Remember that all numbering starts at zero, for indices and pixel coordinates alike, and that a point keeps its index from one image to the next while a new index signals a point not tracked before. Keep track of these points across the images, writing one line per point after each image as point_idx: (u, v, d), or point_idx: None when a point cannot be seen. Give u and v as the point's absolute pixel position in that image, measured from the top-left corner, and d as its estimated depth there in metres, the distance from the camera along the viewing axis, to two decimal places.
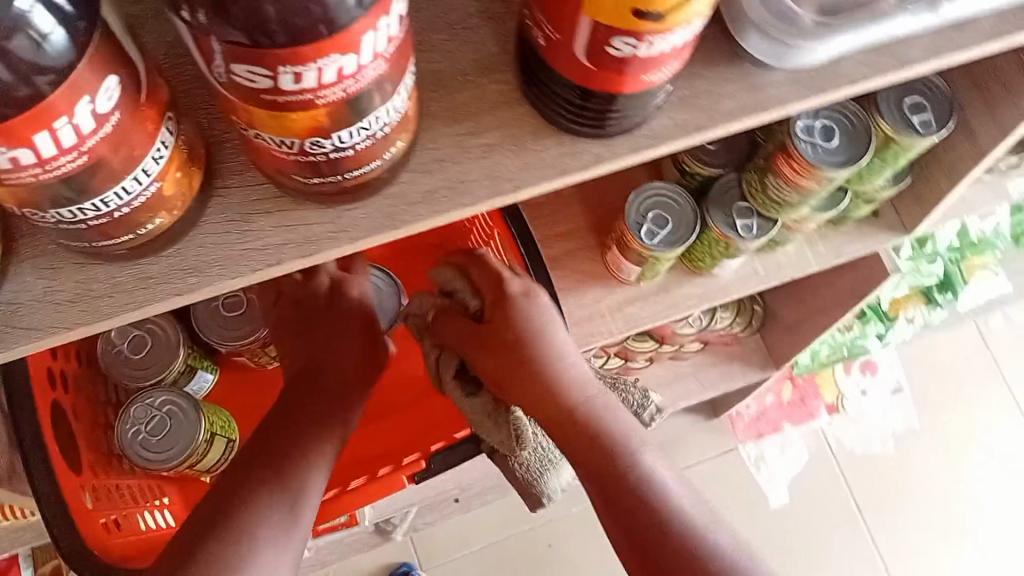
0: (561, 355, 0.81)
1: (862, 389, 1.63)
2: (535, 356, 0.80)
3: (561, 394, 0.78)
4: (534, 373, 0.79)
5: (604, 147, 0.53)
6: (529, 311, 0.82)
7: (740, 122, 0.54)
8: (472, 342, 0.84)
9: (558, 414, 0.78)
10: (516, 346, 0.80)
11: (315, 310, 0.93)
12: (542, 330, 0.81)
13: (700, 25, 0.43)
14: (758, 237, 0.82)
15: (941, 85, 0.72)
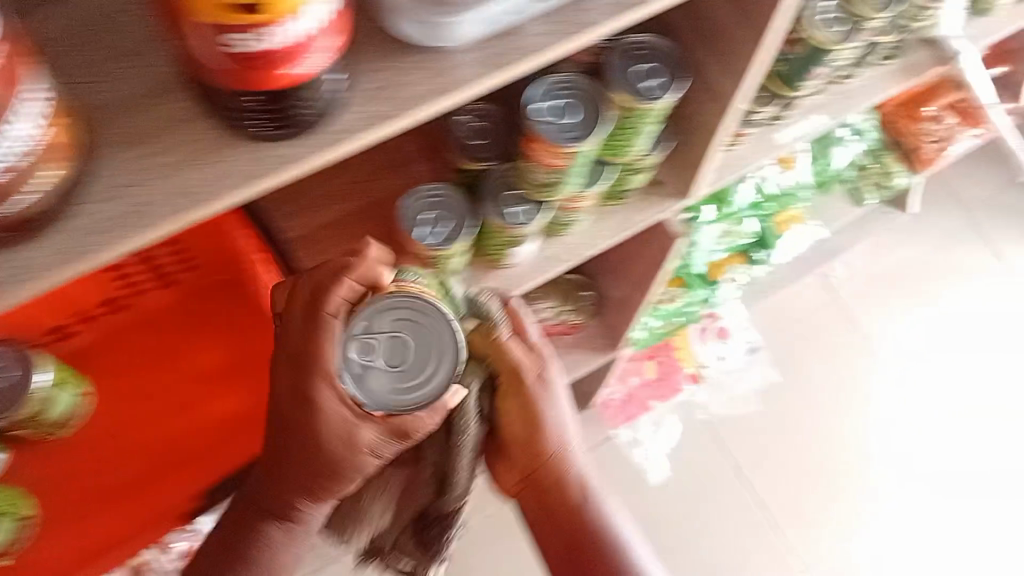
0: (570, 432, 0.78)
1: (719, 355, 1.67)
2: (553, 438, 0.76)
3: (565, 470, 0.78)
4: (547, 456, 0.77)
5: (294, 148, 0.52)
6: (552, 394, 0.76)
7: (431, 106, 0.54)
8: (497, 415, 0.75)
9: (558, 490, 0.78)
10: (535, 429, 0.75)
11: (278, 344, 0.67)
12: (556, 416, 0.76)
13: (324, 12, 0.44)
14: (533, 221, 0.85)
15: (658, 48, 0.78)
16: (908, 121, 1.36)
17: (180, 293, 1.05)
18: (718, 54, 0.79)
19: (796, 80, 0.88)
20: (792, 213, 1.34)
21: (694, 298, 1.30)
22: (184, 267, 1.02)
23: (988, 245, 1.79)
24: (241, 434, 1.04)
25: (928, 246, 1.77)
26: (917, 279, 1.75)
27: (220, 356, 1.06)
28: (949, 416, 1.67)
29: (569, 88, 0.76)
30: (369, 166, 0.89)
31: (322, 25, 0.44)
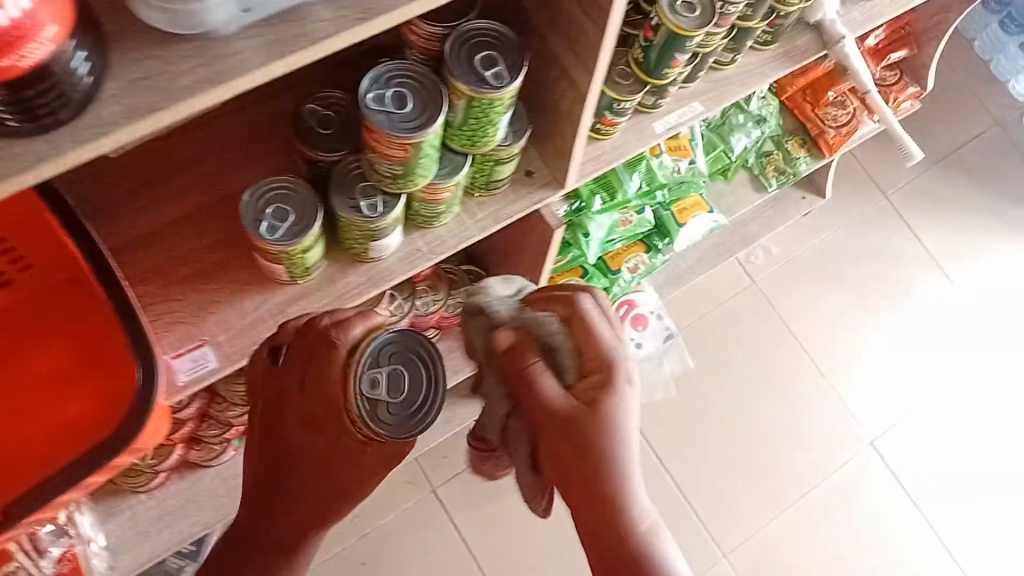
0: (633, 467, 0.60)
1: (638, 342, 1.50)
2: (612, 469, 0.59)
3: (619, 516, 0.59)
4: (607, 493, 0.59)
5: (45, 146, 0.48)
6: (616, 416, 0.60)
7: (201, 98, 0.51)
8: (545, 438, 0.62)
9: (607, 541, 0.59)
10: (582, 458, 0.60)
11: (281, 385, 0.69)
12: (614, 442, 0.60)
13: None
14: (387, 214, 0.81)
15: (499, 34, 0.75)
16: (812, 106, 1.36)
17: (20, 294, 0.81)
18: (568, 39, 0.76)
19: (662, 68, 0.87)
20: (692, 199, 1.33)
21: (594, 289, 1.29)
22: (18, 262, 0.79)
23: (911, 229, 1.72)
24: (64, 457, 0.78)
25: (853, 228, 1.70)
26: (842, 263, 1.68)
27: (58, 369, 0.80)
28: (894, 408, 1.59)
29: (405, 77, 0.73)
30: (218, 158, 0.85)
31: (26, 3, 0.41)
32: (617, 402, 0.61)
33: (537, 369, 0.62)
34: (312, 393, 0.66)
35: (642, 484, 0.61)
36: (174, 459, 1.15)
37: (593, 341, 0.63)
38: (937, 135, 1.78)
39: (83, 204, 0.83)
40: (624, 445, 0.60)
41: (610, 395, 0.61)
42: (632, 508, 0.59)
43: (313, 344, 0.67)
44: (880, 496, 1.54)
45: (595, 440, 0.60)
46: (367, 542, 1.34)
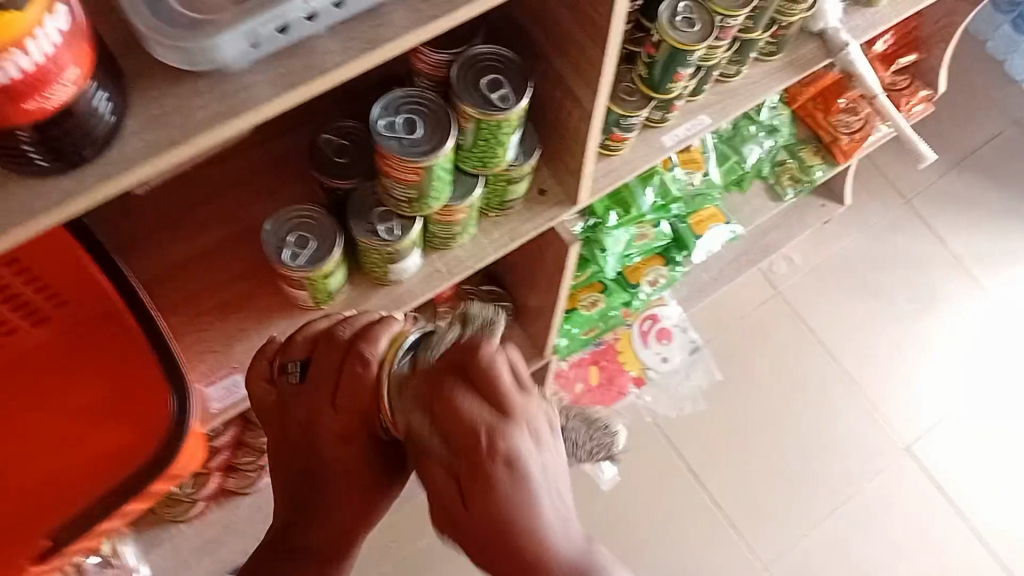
0: (538, 491, 0.49)
1: (662, 356, 1.55)
2: (514, 525, 0.48)
3: (547, 566, 0.47)
4: (507, 543, 0.48)
5: (74, 182, 0.51)
6: (517, 467, 0.49)
7: (217, 130, 0.54)
8: (445, 504, 0.51)
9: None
10: (485, 518, 0.49)
11: (313, 399, 0.65)
12: (518, 486, 0.49)
13: (60, 36, 0.44)
14: (404, 236, 0.84)
15: (506, 59, 0.77)
16: (823, 114, 1.37)
17: (54, 330, 0.84)
18: (570, 59, 0.78)
19: (666, 83, 0.89)
20: (709, 211, 1.35)
21: (615, 304, 1.31)
22: (51, 298, 0.82)
23: (935, 231, 1.71)
24: (105, 485, 0.81)
25: (875, 233, 1.70)
26: (866, 269, 1.67)
27: (97, 398, 0.84)
28: (929, 413, 1.58)
29: (415, 105, 0.76)
30: (242, 190, 0.89)
31: (55, 47, 0.44)
32: (516, 440, 0.50)
33: (438, 428, 0.51)
34: (344, 407, 0.62)
35: (562, 519, 0.50)
36: (211, 488, 1.18)
37: (493, 386, 0.51)
38: (955, 137, 1.77)
39: (116, 241, 0.86)
40: (533, 486, 0.49)
41: (496, 445, 0.49)
42: (546, 536, 0.48)
43: (344, 355, 0.64)
44: (922, 505, 1.52)
45: (487, 494, 0.49)
46: (404, 564, 1.36)
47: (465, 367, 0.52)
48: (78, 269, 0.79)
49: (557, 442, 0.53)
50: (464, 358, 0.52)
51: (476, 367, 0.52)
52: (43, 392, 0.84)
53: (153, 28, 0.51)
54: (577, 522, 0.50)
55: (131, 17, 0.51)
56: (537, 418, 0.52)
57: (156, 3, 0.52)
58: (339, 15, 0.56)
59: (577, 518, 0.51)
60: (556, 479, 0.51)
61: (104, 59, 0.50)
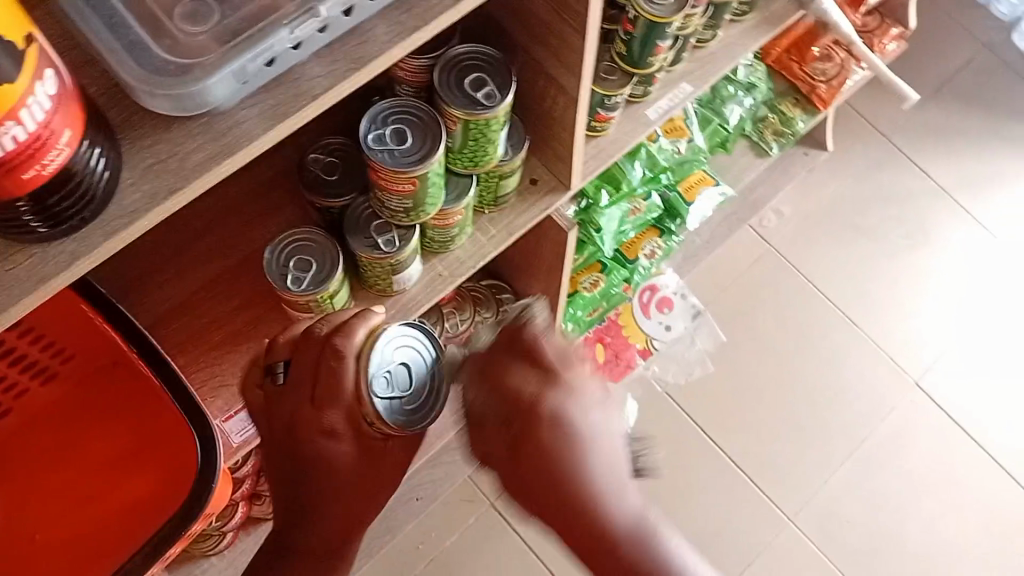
0: (591, 449, 0.60)
1: (665, 325, 1.54)
2: (568, 484, 0.59)
3: (595, 516, 0.59)
4: (562, 495, 0.59)
5: (78, 244, 0.50)
6: (567, 431, 0.59)
7: (214, 172, 0.53)
8: (506, 463, 0.61)
9: (582, 532, 0.59)
10: (544, 473, 0.59)
11: (293, 399, 0.69)
12: (569, 454, 0.59)
13: (49, 100, 0.43)
14: (404, 246, 0.83)
15: (486, 57, 0.76)
16: (799, 65, 1.37)
17: (64, 385, 0.83)
18: (550, 47, 0.77)
19: (646, 57, 0.88)
20: (697, 176, 1.34)
21: (615, 281, 1.30)
22: (58, 354, 0.82)
23: (918, 165, 1.71)
24: (141, 533, 0.80)
25: (860, 175, 1.70)
26: (855, 211, 1.68)
27: (116, 447, 0.82)
28: (934, 345, 1.59)
29: (400, 114, 0.75)
30: (233, 220, 0.87)
31: (46, 111, 0.43)
32: (563, 412, 0.60)
33: (493, 395, 0.60)
34: (326, 406, 0.68)
35: (608, 463, 0.60)
36: (238, 517, 1.17)
37: (545, 360, 0.61)
38: (927, 69, 1.77)
39: (114, 287, 0.85)
40: (587, 453, 0.59)
41: (550, 412, 0.59)
42: (594, 488, 0.59)
43: (320, 353, 0.68)
44: (938, 437, 1.53)
45: (542, 461, 0.59)
46: (438, 564, 1.36)
47: (514, 344, 0.62)
48: (80, 322, 0.79)
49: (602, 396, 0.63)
50: (528, 338, 0.62)
51: (534, 345, 0.61)
52: (59, 448, 0.82)
53: (142, 78, 0.49)
54: (627, 493, 0.60)
55: (117, 70, 0.50)
56: (584, 385, 0.62)
57: (139, 53, 0.50)
58: (324, 39, 0.55)
59: (627, 484, 0.61)
60: (606, 443, 0.61)
61: (94, 116, 0.49)
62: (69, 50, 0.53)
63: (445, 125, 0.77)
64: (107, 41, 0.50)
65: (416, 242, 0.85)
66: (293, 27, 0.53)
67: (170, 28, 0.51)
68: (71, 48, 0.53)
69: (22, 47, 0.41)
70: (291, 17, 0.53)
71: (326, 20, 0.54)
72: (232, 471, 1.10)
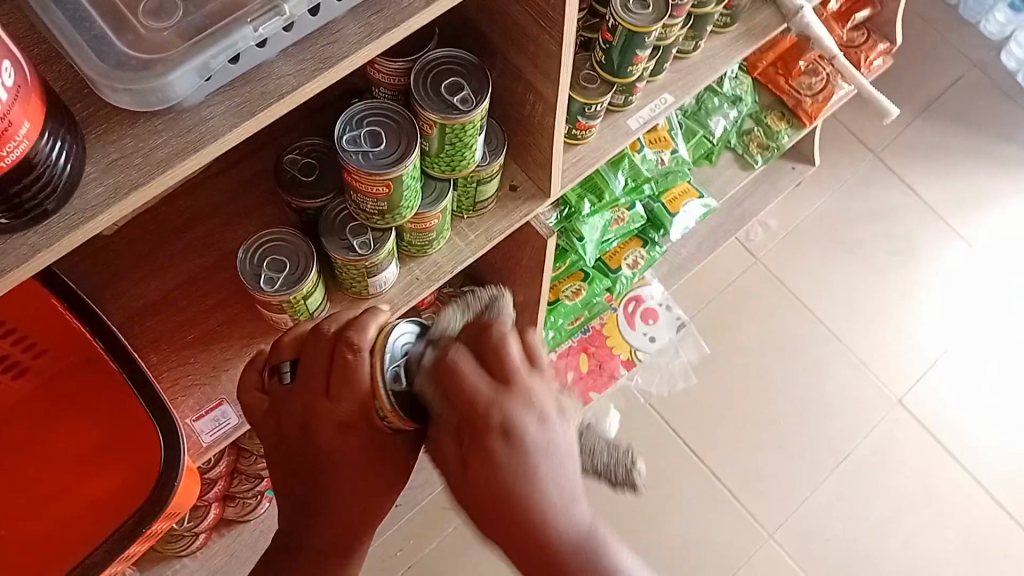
0: (557, 483, 0.49)
1: (650, 336, 1.54)
2: (518, 493, 0.48)
3: (545, 540, 0.48)
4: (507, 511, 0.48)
5: (38, 236, 0.50)
6: (519, 444, 0.49)
7: (178, 168, 0.53)
8: (445, 471, 0.51)
9: (533, 557, 0.48)
10: (492, 485, 0.48)
11: (304, 394, 0.63)
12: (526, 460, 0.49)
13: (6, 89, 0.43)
14: (380, 249, 0.83)
15: (463, 61, 0.77)
16: (784, 78, 1.37)
17: (36, 381, 0.83)
18: (527, 53, 0.78)
19: (626, 67, 0.88)
20: (681, 187, 1.35)
21: (597, 291, 1.30)
22: (29, 348, 0.81)
23: (905, 182, 1.72)
24: (102, 531, 0.79)
25: (847, 191, 1.70)
26: (842, 227, 1.68)
27: (84, 444, 0.82)
28: (918, 362, 1.59)
29: (376, 117, 0.75)
30: (210, 219, 0.87)
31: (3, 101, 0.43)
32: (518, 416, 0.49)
33: (440, 397, 0.51)
34: (325, 405, 0.61)
35: (568, 495, 0.49)
36: (211, 518, 1.16)
37: (502, 359, 0.51)
38: (916, 86, 1.78)
39: (89, 283, 0.85)
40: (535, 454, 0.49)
41: (498, 424, 0.49)
42: (560, 523, 0.48)
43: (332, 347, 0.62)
44: (920, 453, 1.53)
45: (490, 470, 0.48)
46: (415, 571, 1.35)
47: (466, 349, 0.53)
48: (51, 317, 0.78)
49: (568, 420, 0.51)
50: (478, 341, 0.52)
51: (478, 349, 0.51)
52: (28, 444, 0.82)
53: (103, 73, 0.50)
54: (579, 502, 0.50)
55: (80, 64, 0.50)
56: (541, 394, 0.51)
57: (101, 48, 0.50)
58: (290, 38, 0.55)
59: (579, 496, 0.50)
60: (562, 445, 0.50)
61: (55, 109, 0.49)
62: (36, 45, 0.53)
63: (421, 129, 0.77)
64: (70, 35, 0.50)
65: (392, 245, 0.85)
66: (258, 24, 0.53)
67: (133, 24, 0.51)
68: (38, 43, 0.53)
69: None
70: (255, 14, 0.53)
71: (292, 19, 0.54)
72: (204, 473, 1.10)
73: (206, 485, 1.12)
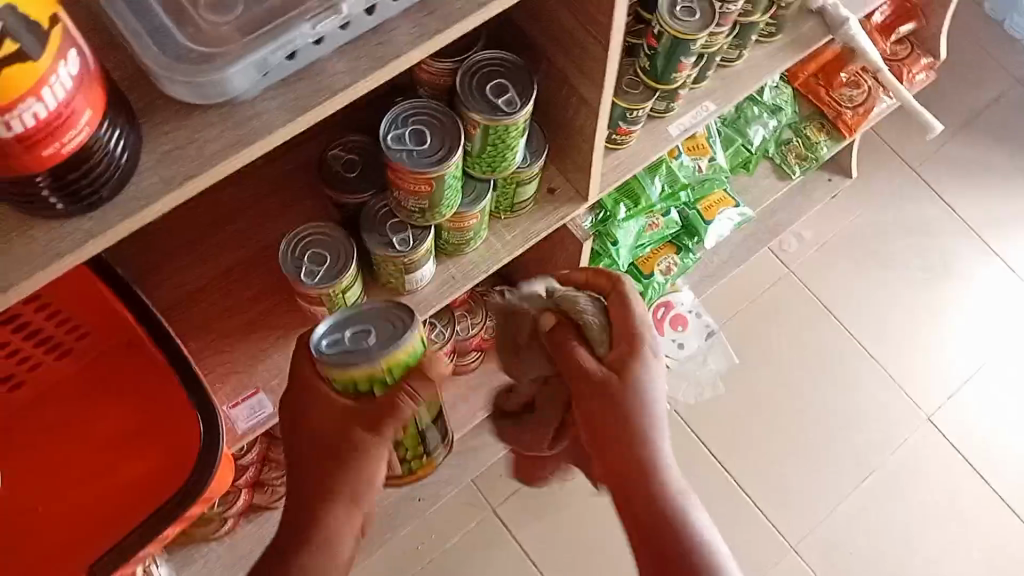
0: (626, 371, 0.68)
1: (678, 343, 1.54)
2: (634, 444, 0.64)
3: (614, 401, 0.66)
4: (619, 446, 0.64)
5: (95, 222, 0.52)
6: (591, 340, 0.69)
7: (230, 161, 0.54)
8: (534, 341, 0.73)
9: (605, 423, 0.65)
10: (608, 429, 0.65)
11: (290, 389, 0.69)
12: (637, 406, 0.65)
13: (70, 80, 0.45)
14: (418, 246, 0.84)
15: (510, 64, 0.77)
16: (825, 90, 1.37)
17: (78, 362, 0.85)
18: (572, 56, 0.78)
19: (669, 73, 0.89)
20: (718, 195, 1.33)
21: None
22: (73, 331, 0.83)
23: (943, 198, 1.70)
24: (142, 511, 0.81)
25: (884, 204, 1.69)
26: (877, 240, 1.67)
27: (121, 426, 0.84)
28: (950, 379, 1.58)
29: (421, 116, 0.76)
30: (254, 210, 0.89)
31: (67, 91, 0.45)
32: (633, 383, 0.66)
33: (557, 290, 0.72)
34: (384, 420, 0.65)
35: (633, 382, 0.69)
36: (240, 504, 1.18)
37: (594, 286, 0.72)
38: (958, 102, 1.76)
39: (132, 269, 0.87)
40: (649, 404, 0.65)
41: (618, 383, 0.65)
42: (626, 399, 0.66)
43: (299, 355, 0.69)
44: (948, 472, 1.52)
45: (610, 411, 0.65)
46: (436, 566, 1.36)
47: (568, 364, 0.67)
48: (96, 300, 0.80)
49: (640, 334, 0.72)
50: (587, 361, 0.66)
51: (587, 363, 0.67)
52: (69, 424, 0.84)
53: (163, 65, 0.51)
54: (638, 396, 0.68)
55: (140, 54, 0.51)
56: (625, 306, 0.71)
57: (163, 40, 0.52)
58: (345, 36, 0.56)
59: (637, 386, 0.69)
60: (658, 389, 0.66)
61: (116, 99, 0.51)
62: (97, 34, 0.54)
63: (465, 129, 0.77)
64: (132, 25, 0.51)
65: (430, 243, 0.86)
66: (315, 22, 0.54)
67: (194, 18, 0.53)
68: (99, 33, 0.54)
69: (47, 28, 0.42)
70: (312, 13, 0.54)
71: (348, 18, 0.55)
72: (236, 459, 1.12)
73: (237, 471, 1.14)
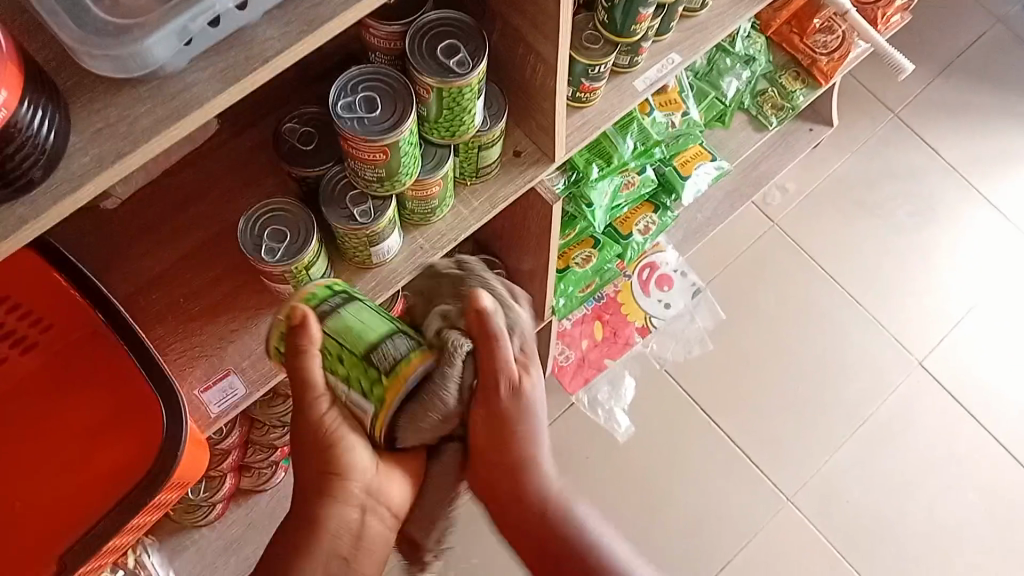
0: None
1: (665, 303, 1.52)
2: None
3: None
4: None
5: (26, 208, 0.50)
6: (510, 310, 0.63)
7: (163, 137, 0.52)
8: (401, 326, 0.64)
9: None
10: None
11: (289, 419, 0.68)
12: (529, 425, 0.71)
13: None
14: (380, 217, 0.82)
15: (463, 20, 0.75)
16: (799, 37, 1.34)
17: (45, 356, 0.84)
18: (524, 12, 0.76)
19: (629, 26, 0.86)
20: (693, 150, 1.33)
21: (609, 257, 1.29)
22: (37, 323, 0.83)
23: (928, 143, 1.67)
24: (111, 500, 0.81)
25: (866, 153, 1.66)
26: (861, 189, 1.65)
27: (94, 416, 0.83)
28: (940, 326, 1.56)
29: (372, 82, 0.74)
30: (215, 190, 0.87)
31: None
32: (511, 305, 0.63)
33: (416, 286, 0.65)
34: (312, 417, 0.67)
35: None
36: (225, 490, 1.17)
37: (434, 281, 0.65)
38: (938, 45, 1.73)
39: (94, 259, 0.85)
40: None
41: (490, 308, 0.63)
42: None
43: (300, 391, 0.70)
44: (941, 418, 1.51)
45: None
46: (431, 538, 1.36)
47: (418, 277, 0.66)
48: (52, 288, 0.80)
49: None
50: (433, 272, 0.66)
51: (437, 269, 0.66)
52: (43, 417, 0.83)
53: (79, 40, 0.49)
54: None
55: (57, 32, 0.49)
56: None
57: (81, 15, 0.49)
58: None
59: None
60: None
61: (36, 77, 0.49)
62: (18, 16, 0.52)
63: (418, 93, 0.75)
64: (47, 3, 0.49)
65: (393, 214, 0.84)
66: None
67: None
68: (18, 15, 0.52)
69: None
70: None
71: None
72: (215, 445, 1.10)
73: (219, 455, 1.13)
